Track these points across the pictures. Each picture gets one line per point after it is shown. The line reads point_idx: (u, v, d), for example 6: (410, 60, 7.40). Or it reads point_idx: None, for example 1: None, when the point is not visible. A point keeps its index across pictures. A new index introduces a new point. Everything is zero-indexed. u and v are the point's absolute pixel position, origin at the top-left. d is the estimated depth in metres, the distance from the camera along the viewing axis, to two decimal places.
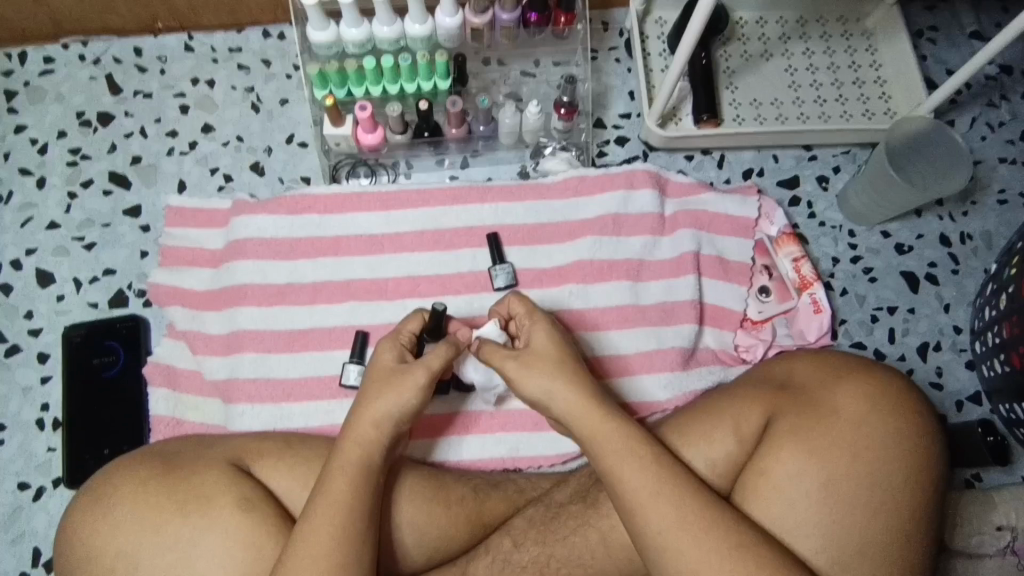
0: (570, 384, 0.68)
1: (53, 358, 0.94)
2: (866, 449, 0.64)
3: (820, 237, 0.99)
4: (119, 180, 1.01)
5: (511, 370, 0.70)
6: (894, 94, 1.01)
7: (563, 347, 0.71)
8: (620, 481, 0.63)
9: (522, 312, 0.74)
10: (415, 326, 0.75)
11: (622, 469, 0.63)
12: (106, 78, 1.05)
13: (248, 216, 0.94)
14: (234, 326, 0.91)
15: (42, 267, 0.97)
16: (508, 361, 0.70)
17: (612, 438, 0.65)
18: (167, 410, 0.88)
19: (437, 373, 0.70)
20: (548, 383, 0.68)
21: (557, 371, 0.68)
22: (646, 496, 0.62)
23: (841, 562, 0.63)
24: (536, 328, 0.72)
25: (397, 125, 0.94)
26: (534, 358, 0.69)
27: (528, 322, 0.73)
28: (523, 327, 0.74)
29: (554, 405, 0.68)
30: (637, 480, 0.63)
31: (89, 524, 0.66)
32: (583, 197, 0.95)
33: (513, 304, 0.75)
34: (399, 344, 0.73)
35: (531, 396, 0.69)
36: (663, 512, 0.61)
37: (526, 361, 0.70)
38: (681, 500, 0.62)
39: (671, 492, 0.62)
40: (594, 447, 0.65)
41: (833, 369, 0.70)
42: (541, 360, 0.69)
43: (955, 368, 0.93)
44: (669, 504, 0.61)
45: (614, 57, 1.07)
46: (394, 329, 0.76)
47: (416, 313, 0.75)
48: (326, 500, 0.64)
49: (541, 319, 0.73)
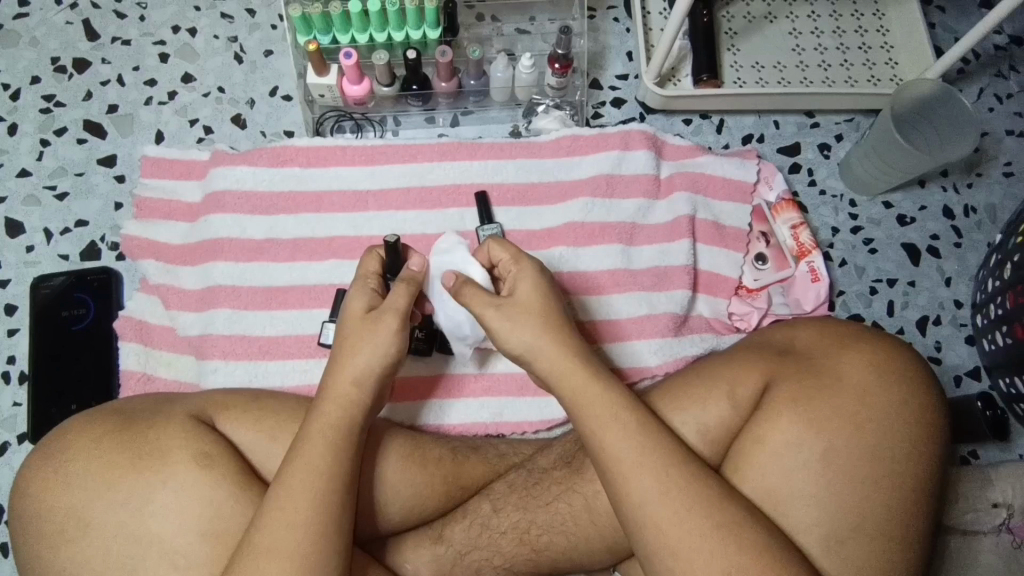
0: (554, 341, 0.64)
1: (22, 310, 0.90)
2: (869, 419, 0.61)
3: (820, 206, 0.96)
4: (94, 129, 0.97)
5: (492, 320, 0.66)
6: (901, 60, 0.97)
7: (552, 302, 0.68)
8: (602, 448, 0.60)
9: (505, 258, 0.70)
10: (375, 265, 0.71)
11: (606, 431, 0.60)
12: (83, 23, 1.01)
13: (226, 167, 0.90)
14: (209, 281, 0.87)
15: (12, 216, 0.93)
16: (489, 310, 0.67)
17: (600, 405, 0.61)
18: (137, 366, 0.85)
19: (406, 313, 0.68)
20: (532, 338, 0.65)
21: (544, 328, 0.65)
22: (627, 465, 0.58)
23: (837, 539, 0.59)
24: (521, 276, 0.69)
25: (383, 76, 0.91)
26: (521, 309, 0.66)
27: (514, 269, 0.69)
28: (508, 274, 0.70)
29: (536, 362, 0.65)
30: (619, 447, 0.59)
31: (43, 476, 0.63)
32: (576, 157, 0.92)
33: (494, 251, 0.71)
34: (366, 287, 0.70)
35: (512, 350, 0.66)
36: (645, 484, 0.58)
37: (509, 313, 0.66)
38: (664, 471, 0.58)
39: (655, 462, 0.58)
40: (578, 410, 0.62)
41: (837, 337, 0.67)
42: (527, 311, 0.66)
43: (955, 343, 0.91)
44: (652, 476, 0.58)
45: (612, 16, 1.03)
46: (356, 274, 0.72)
47: (371, 252, 0.72)
48: (302, 462, 0.60)
49: (524, 268, 0.69)
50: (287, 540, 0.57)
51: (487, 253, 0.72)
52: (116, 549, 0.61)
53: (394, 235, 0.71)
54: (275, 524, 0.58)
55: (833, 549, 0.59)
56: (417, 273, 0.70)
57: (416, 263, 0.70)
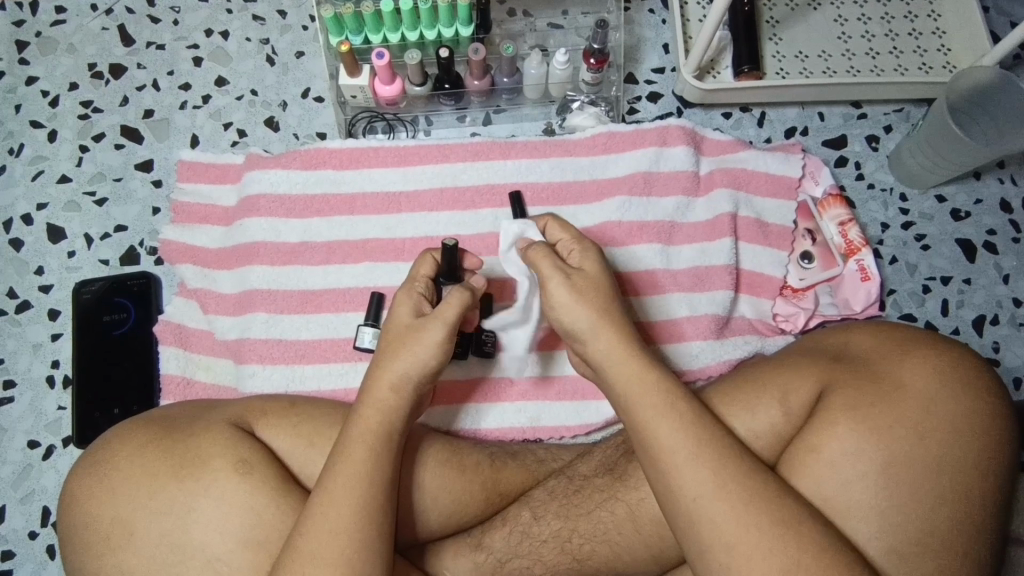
0: (609, 333, 0.62)
1: (64, 315, 0.92)
2: (934, 429, 0.58)
3: (868, 201, 0.92)
4: (131, 134, 0.98)
5: (559, 288, 0.64)
6: (954, 47, 0.93)
7: (610, 278, 0.67)
8: (653, 439, 0.58)
9: (565, 238, 0.70)
10: (429, 270, 0.70)
11: (660, 426, 0.58)
12: (118, 28, 1.02)
13: (261, 171, 0.90)
14: (245, 285, 0.87)
15: (54, 222, 0.95)
16: (556, 279, 0.65)
17: (652, 395, 0.59)
18: (177, 369, 0.86)
19: (453, 326, 0.65)
20: (593, 318, 0.63)
21: (603, 308, 0.63)
22: (682, 459, 0.56)
23: (899, 553, 0.56)
24: (586, 253, 0.68)
25: (416, 76, 0.89)
26: (589, 283, 0.65)
27: (578, 247, 0.68)
28: (568, 253, 0.69)
29: (595, 341, 0.63)
30: (673, 439, 0.57)
31: (88, 485, 0.64)
32: (613, 154, 0.90)
33: (552, 229, 0.70)
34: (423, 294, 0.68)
35: (572, 325, 0.64)
36: (700, 478, 0.55)
37: (576, 284, 0.64)
38: (721, 466, 0.56)
39: (711, 456, 0.56)
40: (631, 399, 0.60)
41: (897, 342, 0.63)
42: (592, 287, 0.65)
43: (1014, 343, 0.86)
44: (709, 470, 0.55)
45: (647, 8, 1.00)
46: (408, 279, 0.71)
47: (427, 255, 0.71)
48: (345, 467, 0.59)
49: (591, 247, 0.68)
50: (331, 544, 0.56)
51: (543, 224, 0.71)
52: (160, 558, 0.62)
53: (452, 238, 0.68)
54: (319, 527, 0.57)
55: (896, 562, 0.56)
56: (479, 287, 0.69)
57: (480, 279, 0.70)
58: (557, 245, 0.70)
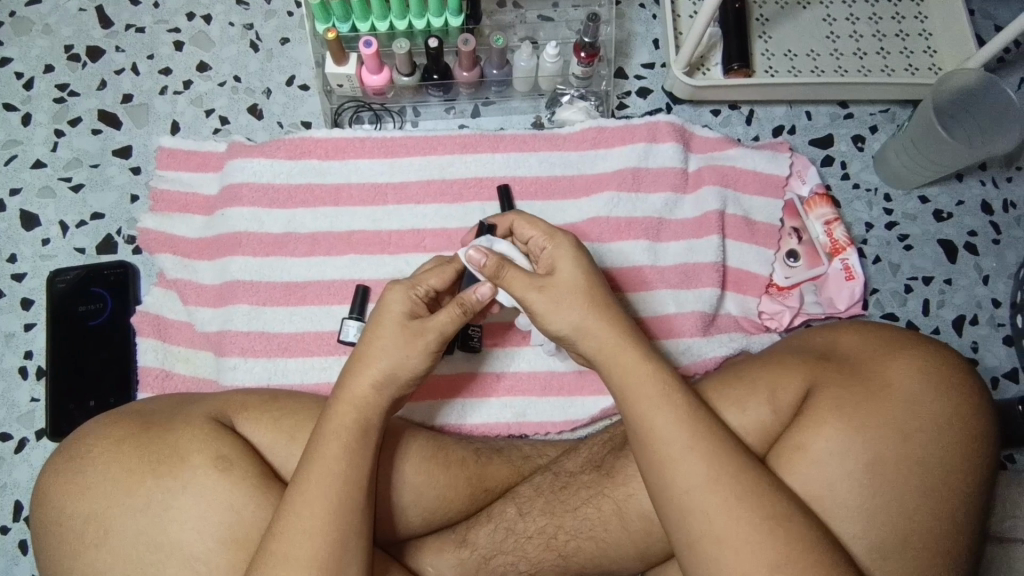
0: (597, 330, 0.62)
1: (38, 304, 0.89)
2: (919, 428, 0.58)
3: (853, 201, 0.93)
4: (109, 118, 0.95)
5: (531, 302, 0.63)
6: (939, 49, 0.93)
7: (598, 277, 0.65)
8: (650, 430, 0.58)
9: (537, 235, 0.67)
10: (437, 279, 0.67)
11: (656, 420, 0.58)
12: (96, 9, 0.99)
13: (243, 159, 0.88)
14: (226, 276, 0.86)
15: (27, 209, 0.92)
16: (528, 293, 0.64)
17: (650, 386, 0.59)
18: (155, 362, 0.84)
19: (441, 322, 0.65)
20: (577, 319, 0.62)
21: (589, 306, 0.62)
22: (678, 450, 0.56)
23: (881, 552, 0.57)
24: (559, 251, 0.65)
25: (404, 66, 0.88)
26: (563, 289, 0.63)
27: (550, 246, 0.66)
28: (542, 251, 0.67)
29: (578, 343, 0.63)
30: (669, 430, 0.57)
31: (61, 483, 0.62)
32: (601, 149, 0.89)
33: (523, 230, 0.68)
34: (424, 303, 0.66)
35: (555, 331, 0.64)
36: (694, 470, 0.55)
37: (557, 285, 0.63)
38: (717, 458, 0.56)
39: (706, 448, 0.56)
40: (626, 390, 0.60)
41: (885, 342, 0.64)
42: (575, 287, 0.63)
43: (992, 344, 0.88)
44: (704, 462, 0.55)
45: (638, 2, 0.99)
46: (412, 278, 0.67)
47: (435, 267, 0.68)
48: (319, 466, 0.58)
49: (566, 244, 0.65)
50: (316, 542, 0.56)
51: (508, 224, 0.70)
52: (135, 557, 0.60)
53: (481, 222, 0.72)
54: (294, 526, 0.56)
55: (877, 561, 0.57)
56: (482, 302, 0.66)
57: (483, 292, 0.65)
58: (528, 244, 0.68)
